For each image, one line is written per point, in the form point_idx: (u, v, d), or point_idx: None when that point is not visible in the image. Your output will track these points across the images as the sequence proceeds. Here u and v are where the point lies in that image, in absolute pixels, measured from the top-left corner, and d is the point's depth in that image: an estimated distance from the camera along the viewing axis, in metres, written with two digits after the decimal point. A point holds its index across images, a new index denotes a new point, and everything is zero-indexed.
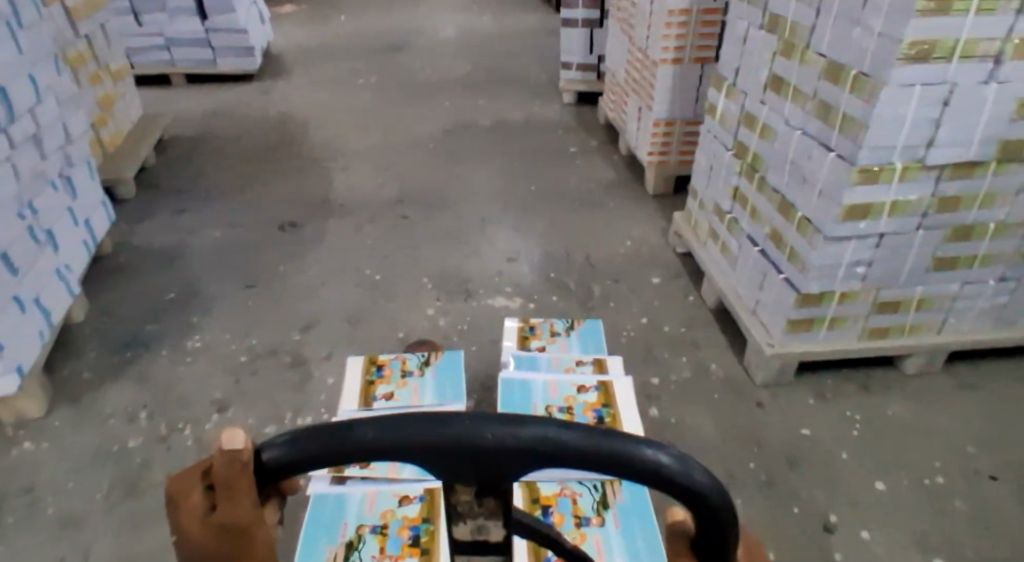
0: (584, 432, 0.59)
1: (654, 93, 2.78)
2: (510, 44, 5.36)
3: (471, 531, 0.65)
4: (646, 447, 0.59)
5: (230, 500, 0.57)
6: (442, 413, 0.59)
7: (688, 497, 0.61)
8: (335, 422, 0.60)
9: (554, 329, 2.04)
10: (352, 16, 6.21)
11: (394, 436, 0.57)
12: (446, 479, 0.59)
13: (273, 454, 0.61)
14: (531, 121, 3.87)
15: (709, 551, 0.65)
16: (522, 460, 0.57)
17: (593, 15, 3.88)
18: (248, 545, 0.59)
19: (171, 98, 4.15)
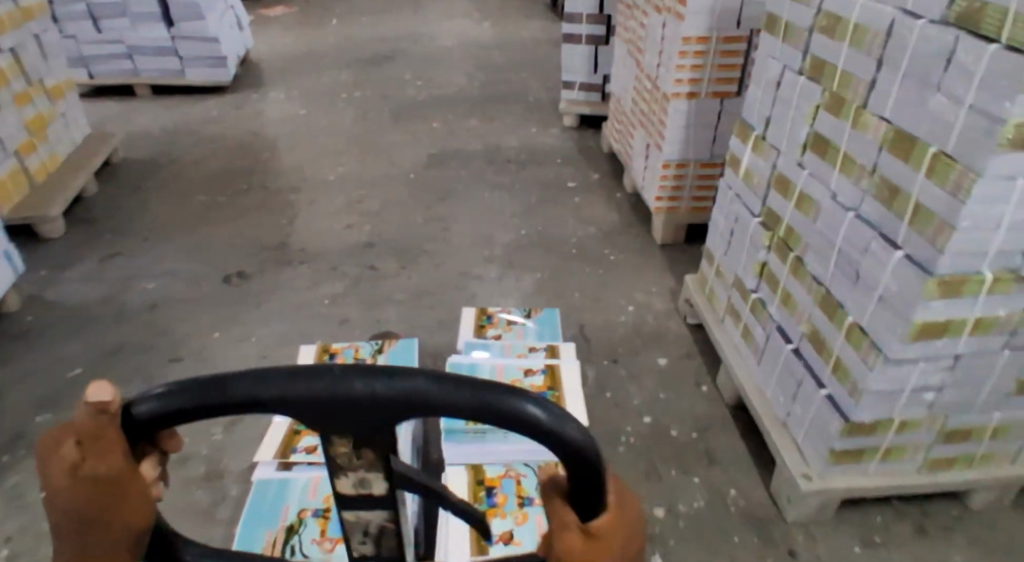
0: (452, 382, 0.59)
1: (664, 132, 2.38)
2: (510, 55, 4.95)
3: (354, 482, 0.66)
4: (515, 399, 0.59)
5: (96, 451, 0.56)
6: (314, 367, 0.60)
7: (561, 450, 0.59)
8: (208, 376, 0.60)
9: (511, 319, 2.12)
10: (344, 21, 5.81)
11: (265, 387, 0.59)
12: (324, 430, 0.61)
13: (145, 409, 0.60)
14: (526, 148, 3.47)
15: (580, 496, 0.61)
16: (393, 412, 0.59)
17: (599, 31, 3.47)
18: (123, 496, 0.59)
19: (132, 112, 3.79)
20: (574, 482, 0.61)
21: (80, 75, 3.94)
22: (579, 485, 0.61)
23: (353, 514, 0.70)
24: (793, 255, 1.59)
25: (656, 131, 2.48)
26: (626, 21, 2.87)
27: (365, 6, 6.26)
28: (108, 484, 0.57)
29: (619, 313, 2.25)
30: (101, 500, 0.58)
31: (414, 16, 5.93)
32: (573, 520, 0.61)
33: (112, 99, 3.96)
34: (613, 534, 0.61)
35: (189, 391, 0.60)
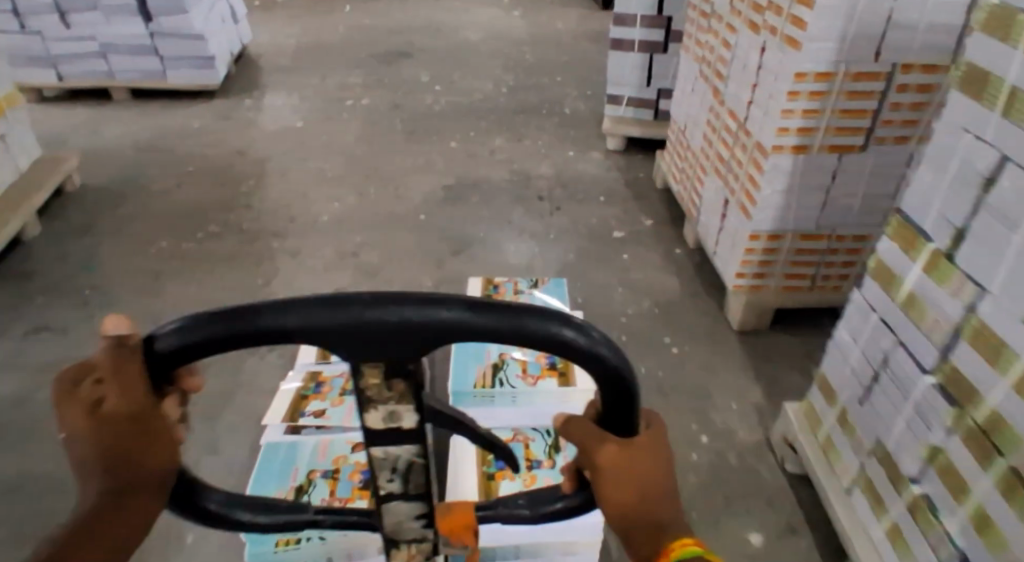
0: (485, 310, 0.57)
1: (754, 193, 1.73)
2: (545, 55, 4.29)
3: (384, 416, 0.63)
4: (555, 323, 0.57)
5: (117, 392, 0.57)
6: (336, 295, 0.57)
7: (604, 375, 0.59)
8: (229, 305, 0.57)
9: (519, 287, 2.10)
10: (359, 8, 5.18)
11: (294, 318, 0.56)
12: (352, 365, 0.59)
13: (167, 340, 0.57)
14: (562, 178, 2.85)
15: (621, 418, 0.63)
16: (427, 344, 0.57)
17: (655, 36, 2.82)
18: (140, 433, 0.60)
19: (103, 121, 3.24)
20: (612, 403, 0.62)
21: (46, 76, 3.34)
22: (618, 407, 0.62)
23: (380, 451, 0.67)
24: (1003, 464, 0.99)
25: (741, 190, 1.82)
26: (696, 36, 2.21)
27: None
28: (133, 422, 0.59)
29: (686, 447, 1.64)
30: (121, 438, 0.59)
31: (438, 6, 5.27)
32: (617, 448, 0.63)
33: (83, 103, 3.41)
34: (648, 448, 0.65)
35: (202, 321, 0.57)
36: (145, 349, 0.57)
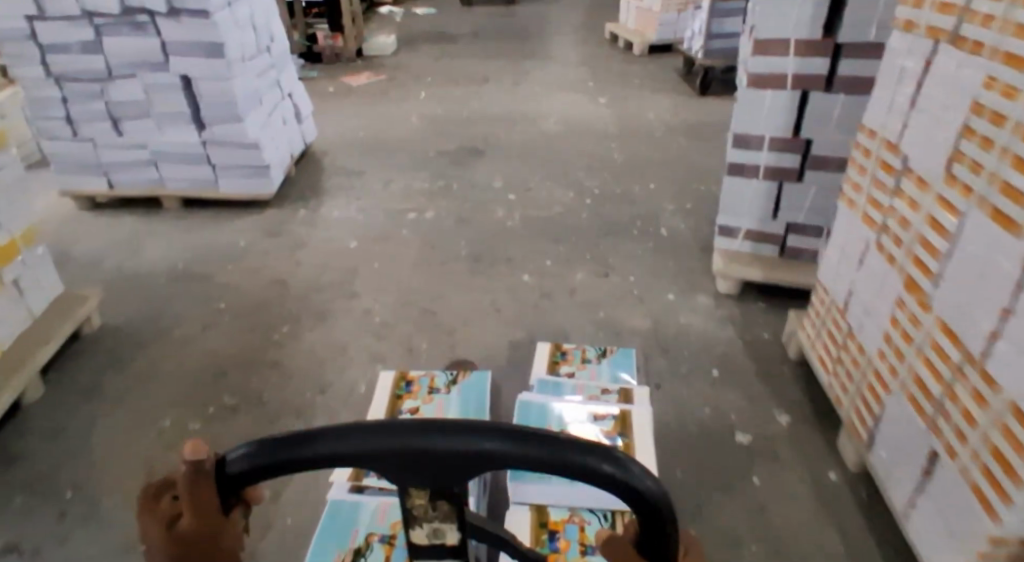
0: (527, 438, 0.59)
1: (1002, 481, 1.09)
2: (639, 156, 3.72)
3: (428, 533, 0.64)
4: (597, 460, 0.59)
5: (191, 513, 0.60)
6: (380, 421, 0.60)
7: (643, 506, 0.61)
8: (283, 434, 0.62)
9: (585, 355, 2.03)
10: (434, 96, 4.83)
11: (342, 443, 0.59)
12: (399, 486, 0.60)
13: (238, 458, 0.61)
14: (665, 335, 2.23)
15: (655, 545, 0.63)
16: (464, 470, 0.59)
17: (787, 161, 2.22)
18: (212, 545, 0.62)
19: (142, 235, 2.87)
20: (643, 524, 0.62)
21: (97, 184, 3.03)
22: (647, 527, 0.62)
23: None
24: None
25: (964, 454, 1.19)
26: (869, 194, 1.60)
27: (463, 78, 5.27)
28: (202, 537, 0.61)
29: None
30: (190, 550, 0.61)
31: (518, 94, 4.85)
32: None
33: (130, 211, 3.08)
34: None
35: (260, 450, 0.62)
36: (216, 470, 0.61)
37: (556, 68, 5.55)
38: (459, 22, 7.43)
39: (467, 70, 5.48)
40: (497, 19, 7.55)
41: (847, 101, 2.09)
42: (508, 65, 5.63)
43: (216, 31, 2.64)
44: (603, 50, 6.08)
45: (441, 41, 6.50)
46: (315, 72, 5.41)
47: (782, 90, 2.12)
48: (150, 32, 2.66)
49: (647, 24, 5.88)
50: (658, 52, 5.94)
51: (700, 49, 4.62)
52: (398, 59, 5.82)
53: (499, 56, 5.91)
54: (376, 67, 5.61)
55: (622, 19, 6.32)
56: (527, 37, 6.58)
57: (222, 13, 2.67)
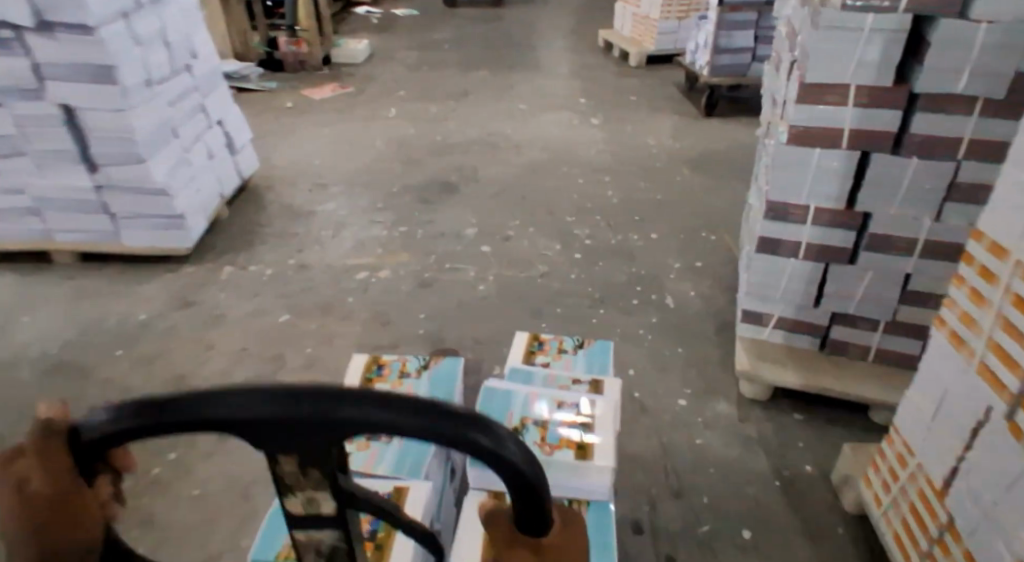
0: (404, 406, 0.55)
1: None
2: (637, 195, 3.18)
3: (303, 501, 0.63)
4: (471, 430, 0.55)
5: (46, 477, 0.57)
6: (250, 385, 0.56)
7: (515, 479, 0.58)
8: (143, 398, 0.56)
9: (561, 345, 1.99)
10: (405, 114, 4.26)
11: (201, 403, 0.54)
12: (266, 451, 0.57)
13: (89, 425, 0.56)
14: (674, 466, 1.70)
15: (533, 523, 0.61)
16: (336, 435, 0.55)
17: (837, 238, 1.68)
18: (70, 515, 0.59)
19: (22, 308, 2.33)
20: (523, 506, 0.60)
21: None
22: (527, 510, 0.60)
23: (303, 533, 0.67)
24: None
25: None
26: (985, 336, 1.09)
27: (440, 91, 4.71)
28: (53, 507, 0.58)
29: None
30: (44, 517, 0.58)
31: (501, 113, 4.29)
32: (529, 546, 0.63)
33: (15, 267, 2.54)
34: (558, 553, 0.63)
35: (114, 415, 0.55)
36: (70, 437, 0.57)
37: (544, 81, 4.99)
38: (442, 26, 6.85)
39: (445, 82, 4.92)
40: (483, 22, 6.99)
41: (920, 167, 1.54)
42: (490, 77, 5.07)
43: (102, 52, 2.12)
44: (597, 61, 5.52)
45: (419, 47, 5.93)
46: (274, 83, 4.83)
47: (834, 149, 1.56)
48: (17, 51, 2.13)
49: (645, 33, 5.32)
50: (657, 63, 5.38)
51: (706, 65, 4.05)
52: (370, 68, 5.25)
53: (482, 65, 5.35)
54: (344, 77, 5.04)
55: (618, 26, 5.76)
56: (514, 43, 6.02)
57: (111, 26, 2.16)
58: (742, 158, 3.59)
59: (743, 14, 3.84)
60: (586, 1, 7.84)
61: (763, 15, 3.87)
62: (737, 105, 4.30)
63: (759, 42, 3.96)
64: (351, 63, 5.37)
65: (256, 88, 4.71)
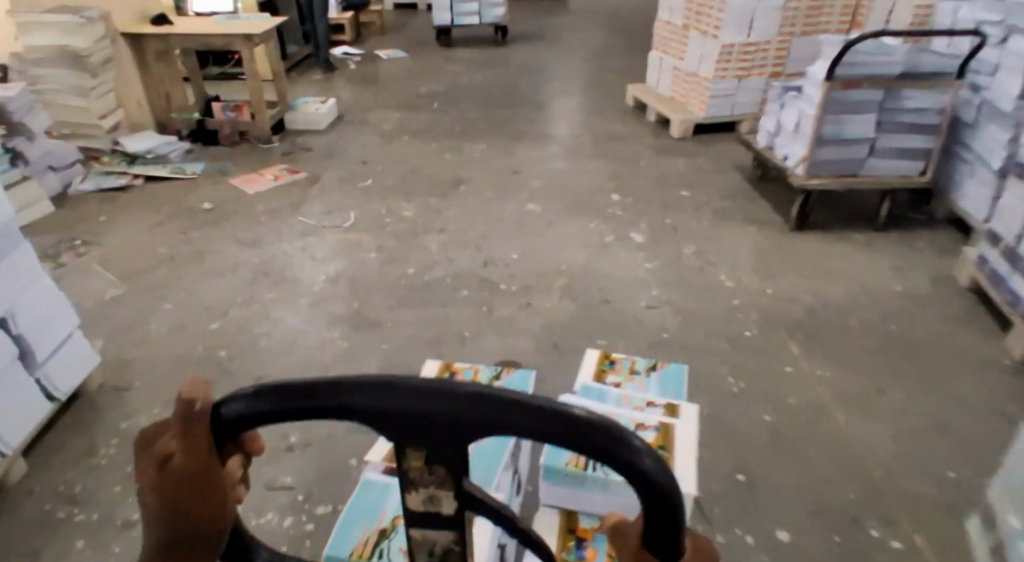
0: (546, 412, 0.52)
1: None
2: (727, 406, 1.92)
3: (423, 498, 0.61)
4: (629, 443, 0.51)
5: (183, 452, 0.57)
6: (386, 375, 0.55)
7: (648, 494, 0.52)
8: (292, 379, 0.57)
9: (635, 367, 1.97)
10: (368, 216, 2.98)
11: (339, 391, 0.55)
12: (397, 444, 0.56)
13: (235, 407, 0.57)
14: None
15: (661, 544, 0.53)
16: (477, 429, 0.53)
17: None
18: (206, 494, 0.59)
19: None
20: (659, 526, 0.53)
21: None
22: (653, 525, 0.53)
23: (419, 533, 0.63)
24: None
25: None
26: None
27: (420, 176, 3.45)
28: (193, 482, 0.58)
29: None
30: (180, 492, 0.58)
31: (504, 218, 3.03)
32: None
33: None
34: None
35: (271, 393, 0.57)
36: (215, 413, 0.57)
37: (564, 159, 3.74)
38: (434, 74, 5.63)
39: (430, 160, 3.67)
40: (483, 69, 5.77)
41: None
42: (489, 151, 3.82)
43: None
44: (628, 128, 4.27)
45: (399, 105, 4.71)
46: (201, 164, 3.54)
47: None
48: None
49: (692, 95, 4.07)
50: (708, 133, 4.13)
51: (799, 163, 2.79)
52: (335, 138, 4.01)
53: (480, 134, 4.11)
54: (297, 151, 3.79)
55: (654, 82, 4.51)
56: (521, 102, 4.79)
57: None
58: (876, 312, 2.33)
59: (862, 93, 2.60)
60: (605, 43, 6.65)
61: (890, 91, 2.62)
62: (839, 211, 3.01)
63: (880, 130, 2.71)
64: (311, 130, 4.11)
65: (173, 173, 3.40)
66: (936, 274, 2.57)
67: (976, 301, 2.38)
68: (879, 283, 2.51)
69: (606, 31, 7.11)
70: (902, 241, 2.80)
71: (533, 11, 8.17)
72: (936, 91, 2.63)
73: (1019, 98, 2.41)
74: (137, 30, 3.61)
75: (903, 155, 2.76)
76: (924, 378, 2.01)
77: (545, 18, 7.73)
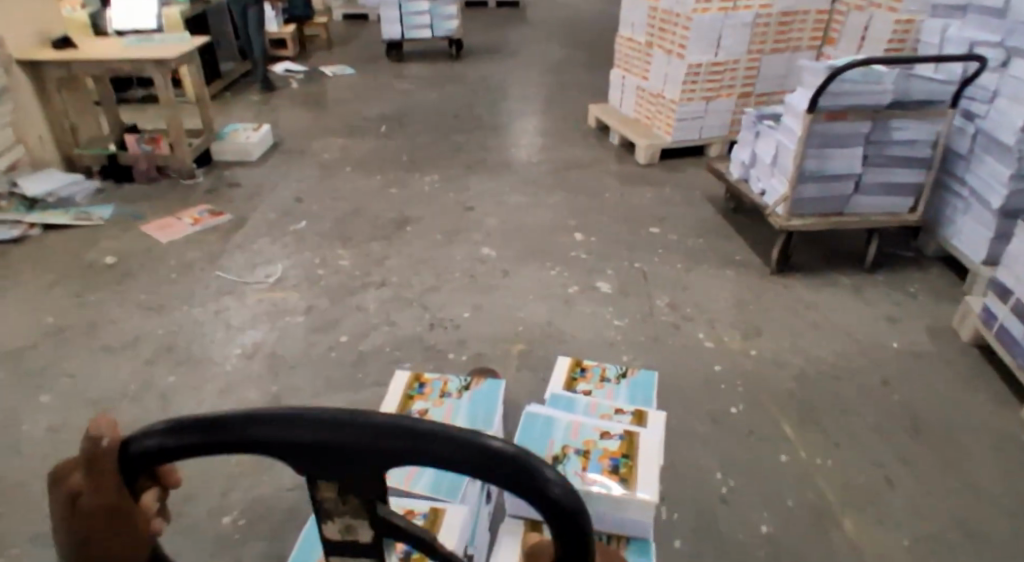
0: (454, 443, 0.53)
1: None
2: (718, 510, 1.62)
3: (340, 528, 0.61)
4: (534, 466, 0.54)
5: (93, 488, 0.61)
6: (293, 410, 0.55)
7: (554, 515, 0.53)
8: (193, 416, 0.58)
9: (605, 374, 1.94)
10: (298, 269, 2.61)
11: (246, 426, 0.56)
12: (308, 478, 0.57)
13: (139, 442, 0.59)
14: None
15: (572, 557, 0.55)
16: (387, 460, 0.54)
17: None
18: (119, 525, 0.62)
19: None
20: (563, 545, 0.55)
21: None
22: (563, 543, 0.55)
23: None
24: None
25: None
26: None
27: (362, 218, 3.10)
28: (106, 515, 0.62)
29: None
30: (95, 524, 0.62)
31: (454, 268, 2.70)
32: None
33: None
34: None
35: (169, 430, 0.58)
36: (121, 449, 0.59)
37: (522, 191, 3.43)
38: (382, 92, 5.27)
39: (374, 198, 3.32)
40: (435, 87, 5.43)
41: None
42: (439, 185, 3.49)
43: None
44: (590, 153, 3.97)
45: (341, 130, 4.33)
46: (111, 208, 3.11)
47: None
48: None
49: (658, 116, 3.80)
50: (675, 158, 3.86)
51: (780, 202, 2.52)
52: (268, 171, 3.62)
53: (430, 164, 3.77)
54: (223, 188, 3.39)
55: (617, 102, 4.23)
56: (475, 125, 4.47)
57: None
58: (874, 377, 2.07)
59: (849, 124, 2.35)
60: (563, 57, 6.38)
61: (879, 123, 2.38)
62: (822, 250, 2.75)
63: (867, 164, 2.46)
64: (242, 160, 3.71)
65: (76, 221, 2.97)
66: (932, 325, 2.33)
67: (982, 359, 2.15)
68: (873, 339, 2.25)
69: (564, 45, 6.85)
70: (892, 285, 2.56)
71: (488, 21, 7.85)
72: (926, 120, 2.40)
73: (1021, 129, 2.19)
74: (34, 56, 3.19)
75: (893, 190, 2.52)
76: (937, 463, 1.76)
77: (500, 30, 7.43)
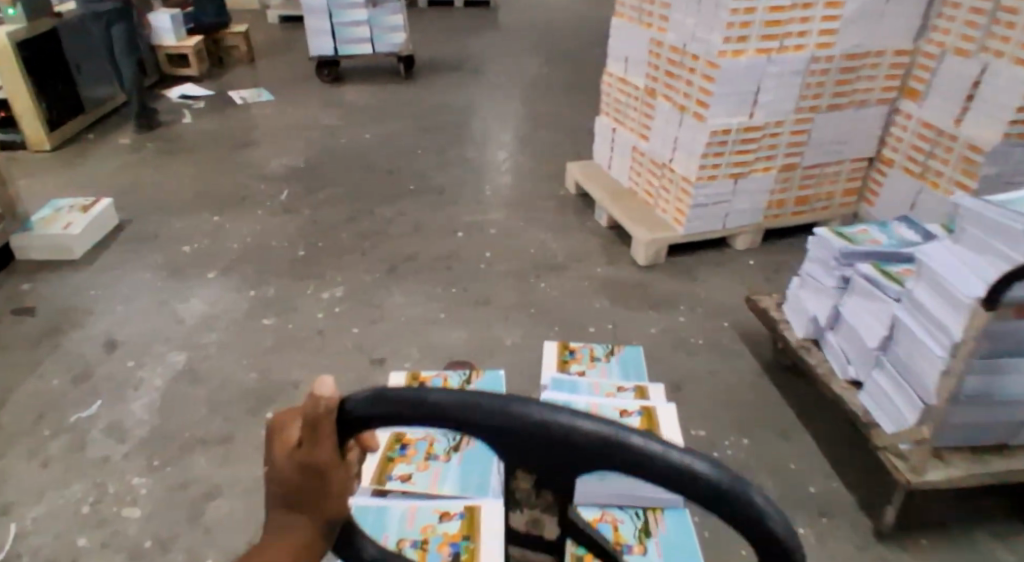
0: (672, 459, 0.48)
1: None
2: None
3: (528, 518, 0.60)
4: (758, 496, 0.47)
5: (312, 443, 0.59)
6: (501, 394, 0.53)
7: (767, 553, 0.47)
8: (403, 389, 0.55)
9: (594, 354, 2.07)
10: (49, 536, 1.50)
11: (453, 399, 0.53)
12: (506, 466, 0.55)
13: (357, 402, 0.57)
14: None
15: None
16: (592, 463, 0.50)
17: None
18: (328, 482, 0.60)
19: None
20: None
21: None
22: None
23: (520, 550, 0.64)
24: None
25: None
26: None
27: (201, 386, 1.92)
28: (312, 474, 0.60)
29: None
30: (305, 481, 0.61)
31: None
32: None
33: None
34: None
35: (383, 400, 0.55)
36: (339, 408, 0.58)
37: (463, 319, 2.29)
38: (300, 131, 4.08)
39: (235, 335, 2.15)
40: (370, 122, 4.24)
41: None
42: (340, 307, 2.32)
43: None
44: (567, 238, 2.84)
45: (226, 197, 3.14)
46: None
47: None
48: None
49: (663, 195, 2.66)
50: (691, 253, 2.71)
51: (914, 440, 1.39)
52: (86, 281, 2.44)
53: (335, 260, 2.62)
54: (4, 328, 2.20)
55: (604, 162, 3.09)
56: (413, 185, 3.32)
57: None
58: None
59: None
60: (537, 77, 5.23)
61: None
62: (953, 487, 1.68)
63: None
64: (61, 261, 2.57)
65: None
66: None
67: None
68: None
69: (540, 60, 5.67)
70: None
71: (450, 27, 6.63)
72: None
73: None
74: None
75: None
76: None
77: (465, 38, 6.24)
